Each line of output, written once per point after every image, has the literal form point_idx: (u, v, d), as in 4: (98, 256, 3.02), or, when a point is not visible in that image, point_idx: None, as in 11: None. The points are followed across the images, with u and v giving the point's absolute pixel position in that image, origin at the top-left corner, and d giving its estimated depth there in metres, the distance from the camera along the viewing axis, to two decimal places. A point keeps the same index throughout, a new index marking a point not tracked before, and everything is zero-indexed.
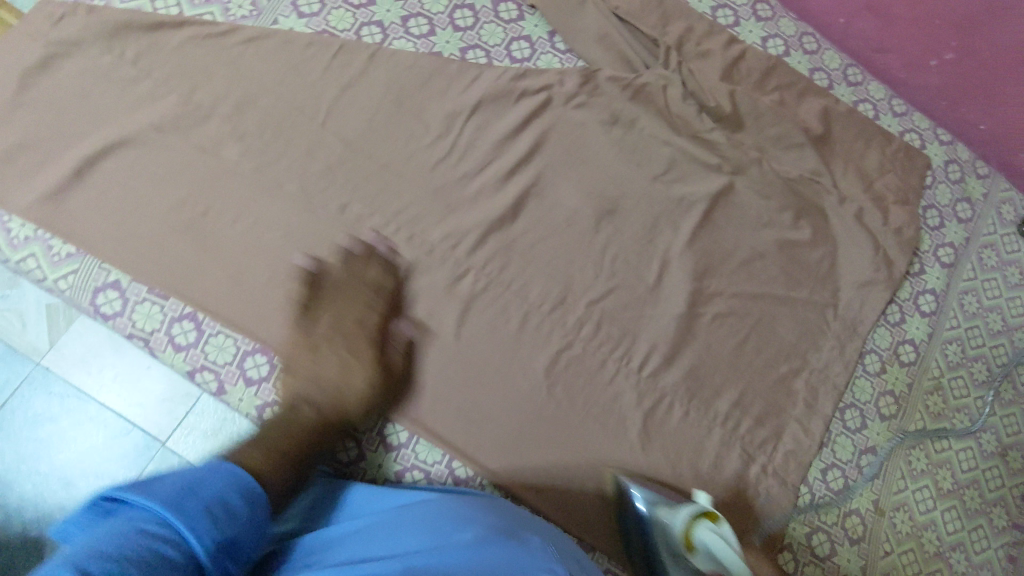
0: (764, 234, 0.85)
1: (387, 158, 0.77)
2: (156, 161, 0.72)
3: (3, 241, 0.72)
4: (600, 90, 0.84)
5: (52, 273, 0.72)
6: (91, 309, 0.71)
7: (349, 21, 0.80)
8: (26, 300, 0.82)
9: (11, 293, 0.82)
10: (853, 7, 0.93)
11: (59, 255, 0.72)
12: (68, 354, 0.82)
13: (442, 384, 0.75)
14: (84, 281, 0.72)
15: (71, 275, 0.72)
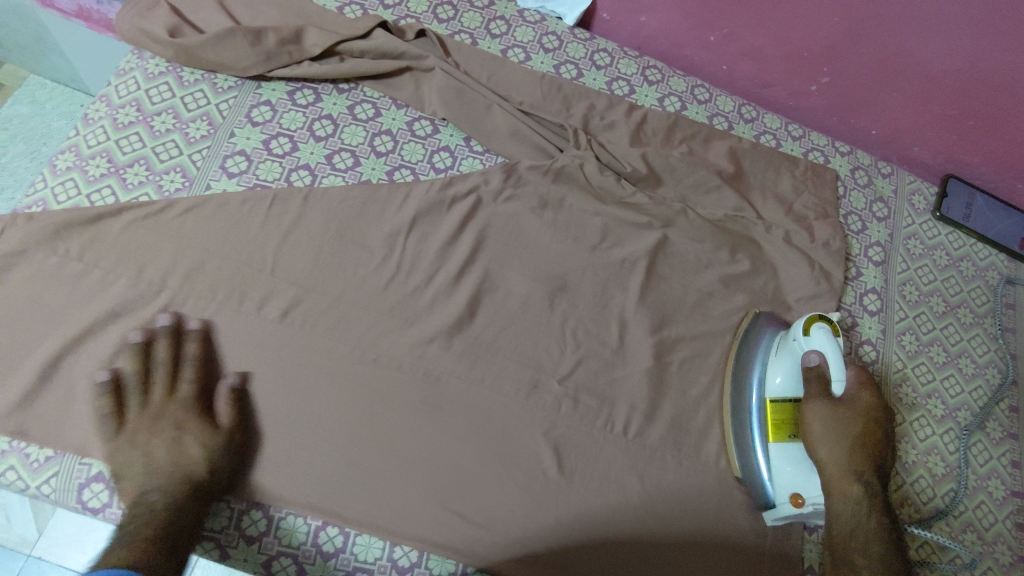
0: (706, 275, 0.90)
1: (341, 289, 0.80)
2: (118, 345, 0.74)
3: None
4: (524, 180, 0.89)
5: (33, 480, 0.70)
6: (79, 506, 0.70)
7: (277, 170, 0.84)
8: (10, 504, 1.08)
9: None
10: (730, 55, 1.01)
11: (37, 461, 0.71)
12: (56, 540, 1.08)
13: (433, 478, 0.74)
14: (67, 481, 0.70)
15: (53, 478, 0.70)
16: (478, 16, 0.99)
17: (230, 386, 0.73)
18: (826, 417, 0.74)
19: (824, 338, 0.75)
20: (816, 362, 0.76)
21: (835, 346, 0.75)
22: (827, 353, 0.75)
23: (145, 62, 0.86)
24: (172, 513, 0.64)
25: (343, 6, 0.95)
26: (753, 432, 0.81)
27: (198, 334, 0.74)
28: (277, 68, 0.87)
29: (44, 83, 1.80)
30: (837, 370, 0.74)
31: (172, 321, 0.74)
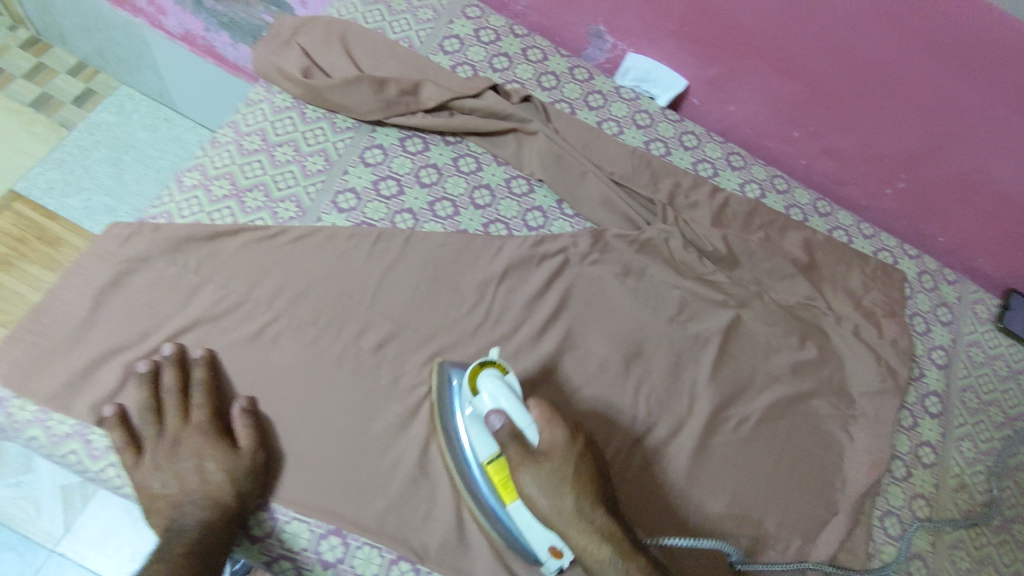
0: (775, 359, 0.93)
1: (433, 329, 0.84)
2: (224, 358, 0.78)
3: (81, 453, 0.71)
4: (610, 246, 0.93)
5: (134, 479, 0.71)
6: None
7: (383, 211, 0.89)
8: (41, 489, 1.11)
9: (31, 480, 1.12)
10: (810, 151, 1.07)
11: None
12: (81, 537, 1.09)
13: None
14: None
15: None
16: (578, 88, 1.04)
17: (242, 409, 0.74)
18: (537, 481, 0.69)
19: (501, 392, 0.72)
20: (500, 420, 0.71)
21: (514, 399, 0.72)
22: (508, 407, 0.72)
23: (274, 96, 0.92)
24: (203, 530, 0.65)
25: (457, 65, 1.01)
26: (478, 488, 0.74)
27: (205, 359, 0.75)
28: (394, 115, 0.93)
29: (133, 95, 1.93)
30: (523, 419, 0.71)
31: (176, 349, 0.75)
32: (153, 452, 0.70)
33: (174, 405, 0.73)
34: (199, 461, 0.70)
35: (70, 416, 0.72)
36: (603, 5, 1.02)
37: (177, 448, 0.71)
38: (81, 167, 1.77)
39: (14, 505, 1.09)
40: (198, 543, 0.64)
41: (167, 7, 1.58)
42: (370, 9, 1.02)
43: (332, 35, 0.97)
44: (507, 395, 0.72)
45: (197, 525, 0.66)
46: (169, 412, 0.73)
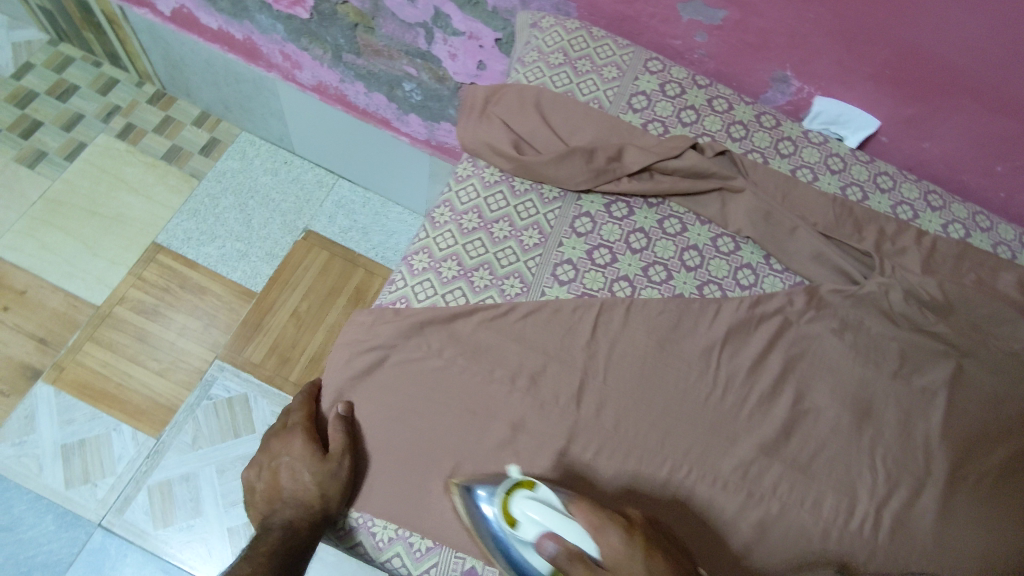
0: (1006, 410, 0.90)
1: (666, 400, 0.84)
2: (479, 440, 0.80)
3: (367, 543, 0.77)
4: (825, 302, 0.92)
5: (416, 568, 0.76)
6: None
7: (601, 280, 0.90)
8: (209, 531, 1.42)
9: (196, 523, 1.42)
10: (1013, 185, 1.04)
11: (419, 550, 0.77)
12: None
13: None
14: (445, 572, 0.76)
15: (433, 568, 0.76)
16: (767, 136, 1.03)
17: (338, 414, 0.79)
18: None
19: (545, 513, 0.66)
20: (554, 545, 0.65)
21: (554, 513, 0.66)
22: (556, 527, 0.66)
23: (482, 171, 0.94)
24: (285, 531, 0.72)
25: (648, 123, 1.01)
26: None
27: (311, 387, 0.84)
28: (603, 183, 0.94)
29: (254, 140, 1.93)
30: (577, 535, 0.65)
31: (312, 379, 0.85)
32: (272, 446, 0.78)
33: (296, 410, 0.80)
34: (291, 459, 0.76)
35: (394, 523, 0.77)
36: (796, 50, 1.00)
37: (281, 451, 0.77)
38: (214, 216, 1.79)
39: (184, 547, 1.40)
40: (277, 543, 0.70)
41: (302, 61, 1.62)
42: (556, 72, 1.03)
43: (527, 101, 0.98)
44: (549, 514, 0.66)
45: (279, 523, 0.73)
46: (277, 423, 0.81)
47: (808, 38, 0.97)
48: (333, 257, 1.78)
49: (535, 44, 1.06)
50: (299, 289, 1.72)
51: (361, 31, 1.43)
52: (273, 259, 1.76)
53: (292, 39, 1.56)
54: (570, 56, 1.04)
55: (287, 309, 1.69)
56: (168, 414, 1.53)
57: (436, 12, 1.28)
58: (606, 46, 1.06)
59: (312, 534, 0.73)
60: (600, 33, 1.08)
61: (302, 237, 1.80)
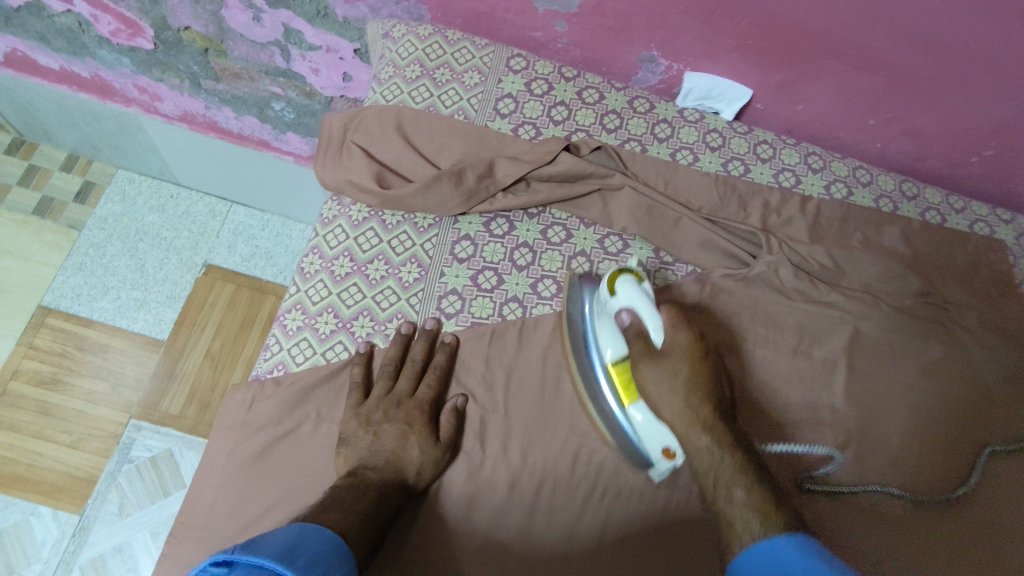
0: (908, 365, 0.91)
1: (573, 422, 0.82)
2: None
3: None
4: (720, 290, 0.91)
5: None
6: None
7: (489, 305, 0.86)
8: None
9: None
10: (888, 135, 1.04)
11: None
12: None
13: None
14: None
15: None
16: (642, 122, 1.00)
17: (430, 336, 0.81)
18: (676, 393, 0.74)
19: (638, 294, 0.78)
20: (630, 317, 0.78)
21: (647, 300, 0.77)
22: (640, 307, 0.77)
23: (349, 209, 0.88)
24: (381, 494, 0.69)
25: (518, 127, 0.96)
26: (609, 402, 0.80)
27: (449, 347, 0.81)
28: (477, 204, 0.89)
29: (133, 177, 1.78)
30: (654, 321, 0.77)
31: (435, 326, 0.83)
32: (371, 406, 0.77)
33: (429, 379, 0.79)
34: (406, 429, 0.75)
35: None
36: (658, 30, 0.96)
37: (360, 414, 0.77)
38: (102, 266, 1.65)
39: None
40: (371, 504, 0.68)
41: (161, 93, 1.49)
42: (414, 87, 0.97)
43: (387, 123, 0.92)
44: (643, 300, 0.77)
45: (375, 485, 0.70)
46: (406, 377, 0.80)
47: (667, 16, 0.94)
48: (240, 288, 1.67)
49: (389, 58, 0.99)
50: (209, 328, 1.61)
51: (214, 56, 1.31)
52: (175, 301, 1.63)
53: (142, 71, 1.42)
54: (427, 67, 0.98)
55: (201, 350, 1.58)
56: (88, 486, 1.41)
57: (285, 28, 1.18)
58: (463, 49, 1.01)
59: (398, 501, 0.71)
60: (457, 35, 1.02)
61: (202, 273, 1.68)
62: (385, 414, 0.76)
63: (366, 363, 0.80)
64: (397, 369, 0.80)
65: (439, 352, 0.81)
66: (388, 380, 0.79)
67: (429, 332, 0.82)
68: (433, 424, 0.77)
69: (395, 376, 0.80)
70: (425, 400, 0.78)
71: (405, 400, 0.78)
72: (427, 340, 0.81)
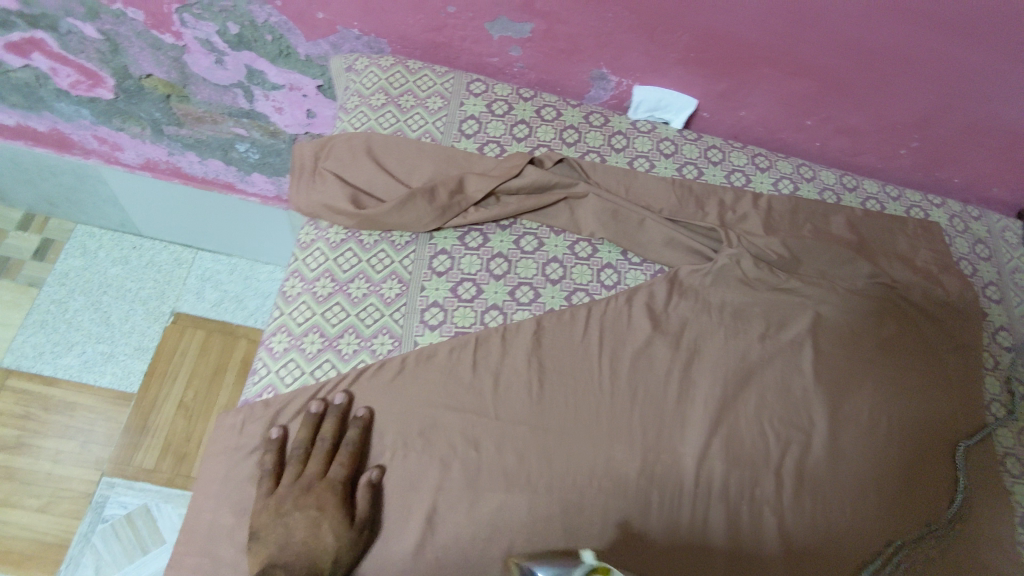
0: (866, 341, 0.97)
1: (562, 420, 0.84)
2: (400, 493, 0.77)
3: None
4: (686, 286, 0.96)
5: None
6: None
7: (471, 314, 0.89)
8: None
9: None
10: (826, 134, 1.12)
11: None
12: None
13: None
14: None
15: None
16: (600, 135, 1.06)
17: (340, 410, 0.79)
18: None
19: None
20: None
21: None
22: None
23: (326, 232, 0.91)
24: None
25: (483, 146, 1.01)
26: None
27: (361, 421, 0.79)
28: (451, 219, 0.93)
29: (93, 231, 1.76)
30: None
31: (345, 400, 0.79)
32: (282, 493, 0.74)
33: (341, 458, 0.76)
34: (318, 516, 0.72)
35: None
36: (606, 49, 1.03)
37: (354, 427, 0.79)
38: (65, 322, 1.61)
39: None
40: None
41: (122, 142, 1.49)
42: (380, 114, 1.01)
43: (357, 149, 0.95)
44: None
45: None
46: (316, 458, 0.77)
47: (614, 35, 1.01)
48: (211, 334, 1.62)
49: (353, 89, 1.03)
50: (181, 378, 1.55)
51: (176, 102, 1.34)
52: (145, 351, 1.61)
53: (102, 121, 1.43)
54: (392, 95, 1.03)
55: (174, 401, 1.52)
56: (60, 551, 1.35)
57: (249, 69, 1.22)
58: (425, 77, 1.05)
59: None
60: (417, 64, 1.07)
61: (170, 322, 1.65)
62: (296, 503, 0.73)
63: (278, 449, 0.77)
64: (308, 451, 0.77)
65: (351, 427, 0.78)
66: (301, 463, 0.76)
67: (340, 406, 0.79)
68: (347, 506, 0.74)
69: (306, 458, 0.77)
70: (338, 480, 0.75)
71: (317, 482, 0.75)
72: (337, 415, 0.78)
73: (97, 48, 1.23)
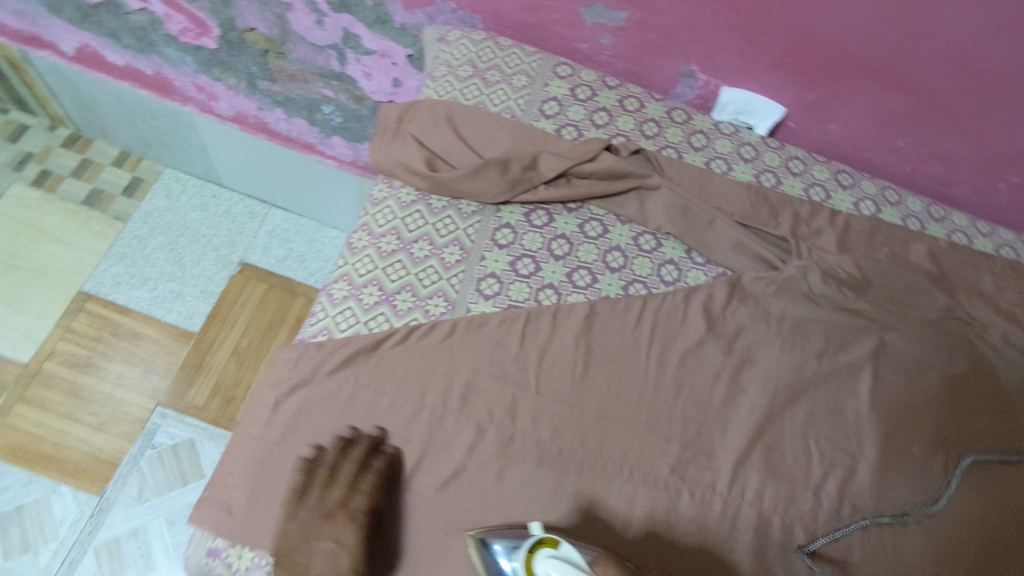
0: (933, 375, 0.92)
1: (602, 405, 0.84)
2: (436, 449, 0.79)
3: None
4: (748, 292, 0.94)
5: None
6: None
7: (526, 290, 0.89)
8: None
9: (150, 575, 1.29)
10: (917, 158, 1.08)
11: None
12: None
13: None
14: None
15: None
16: (679, 131, 1.04)
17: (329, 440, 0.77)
18: None
19: None
20: None
21: None
22: None
23: (398, 192, 0.93)
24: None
25: (561, 127, 1.01)
26: None
27: (387, 455, 0.77)
28: (520, 194, 0.94)
29: (179, 176, 1.78)
30: None
31: (379, 433, 0.78)
32: (313, 508, 0.73)
33: (272, 461, 0.77)
34: (336, 544, 0.71)
35: None
36: (698, 45, 1.02)
37: (401, 378, 0.81)
38: (142, 257, 1.64)
39: None
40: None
41: (218, 92, 1.52)
42: (465, 85, 1.03)
43: (438, 116, 0.97)
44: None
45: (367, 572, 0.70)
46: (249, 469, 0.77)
47: (708, 32, 1.00)
48: (271, 288, 1.66)
49: (443, 59, 1.05)
50: (237, 327, 1.59)
51: (273, 57, 1.41)
52: (210, 296, 1.62)
53: (203, 70, 1.49)
54: (479, 68, 1.04)
55: (228, 347, 1.56)
56: (110, 468, 1.38)
57: (345, 32, 1.26)
58: (513, 55, 1.07)
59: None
60: (507, 43, 1.08)
61: (237, 270, 1.66)
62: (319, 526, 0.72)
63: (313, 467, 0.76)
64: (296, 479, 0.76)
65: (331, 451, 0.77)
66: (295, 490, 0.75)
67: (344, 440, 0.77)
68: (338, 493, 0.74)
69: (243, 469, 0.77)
70: (360, 510, 0.73)
71: (338, 508, 0.74)
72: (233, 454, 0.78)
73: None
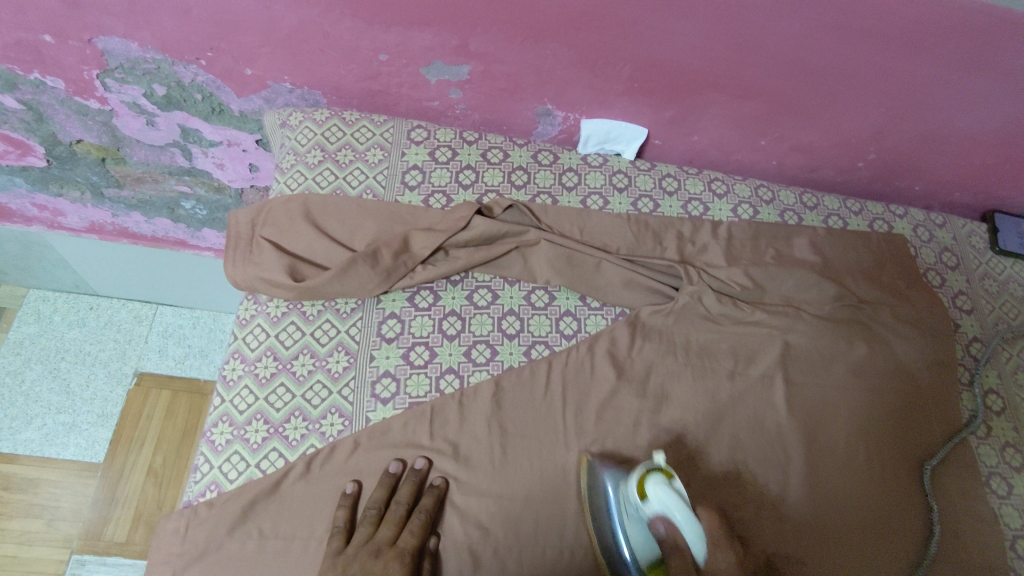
0: (838, 366, 0.94)
1: (528, 487, 0.80)
2: None
3: None
4: (648, 327, 0.93)
5: None
6: None
7: (425, 381, 0.84)
8: None
9: None
10: (780, 153, 1.10)
11: None
12: None
13: None
14: None
15: None
16: (549, 174, 1.02)
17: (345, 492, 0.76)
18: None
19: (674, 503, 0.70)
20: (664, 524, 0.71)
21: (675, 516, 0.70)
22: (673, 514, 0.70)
23: (266, 306, 0.86)
24: None
25: (428, 197, 0.97)
26: None
27: (437, 490, 0.76)
28: (397, 280, 0.89)
29: (46, 295, 1.59)
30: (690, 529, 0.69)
31: (425, 465, 0.78)
32: (349, 555, 0.71)
33: None
34: None
35: None
36: (548, 85, 1.00)
37: (310, 514, 0.75)
38: (21, 395, 1.44)
39: None
40: None
41: (63, 208, 1.36)
42: (318, 172, 0.96)
43: (294, 213, 0.91)
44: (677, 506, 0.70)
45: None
46: None
47: (555, 72, 0.97)
48: (177, 393, 1.49)
49: (289, 146, 0.98)
50: (148, 445, 1.42)
51: (112, 164, 1.24)
52: (108, 418, 1.45)
53: (39, 189, 1.30)
54: (329, 150, 0.98)
55: (142, 469, 1.39)
56: None
57: (182, 129, 1.14)
58: (363, 128, 1.01)
59: None
60: (354, 116, 1.02)
61: (134, 384, 1.49)
62: (363, 565, 0.69)
63: (350, 506, 0.75)
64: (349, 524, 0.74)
65: (341, 507, 0.75)
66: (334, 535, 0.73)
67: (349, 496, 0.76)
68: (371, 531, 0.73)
69: None
70: (407, 549, 0.71)
71: (386, 549, 0.72)
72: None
73: (20, 117, 1.12)
